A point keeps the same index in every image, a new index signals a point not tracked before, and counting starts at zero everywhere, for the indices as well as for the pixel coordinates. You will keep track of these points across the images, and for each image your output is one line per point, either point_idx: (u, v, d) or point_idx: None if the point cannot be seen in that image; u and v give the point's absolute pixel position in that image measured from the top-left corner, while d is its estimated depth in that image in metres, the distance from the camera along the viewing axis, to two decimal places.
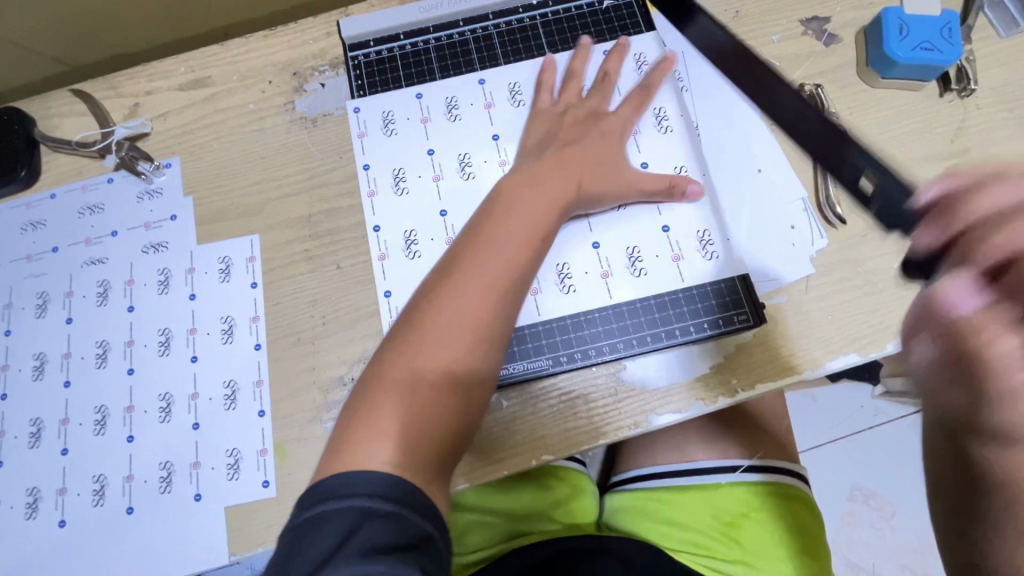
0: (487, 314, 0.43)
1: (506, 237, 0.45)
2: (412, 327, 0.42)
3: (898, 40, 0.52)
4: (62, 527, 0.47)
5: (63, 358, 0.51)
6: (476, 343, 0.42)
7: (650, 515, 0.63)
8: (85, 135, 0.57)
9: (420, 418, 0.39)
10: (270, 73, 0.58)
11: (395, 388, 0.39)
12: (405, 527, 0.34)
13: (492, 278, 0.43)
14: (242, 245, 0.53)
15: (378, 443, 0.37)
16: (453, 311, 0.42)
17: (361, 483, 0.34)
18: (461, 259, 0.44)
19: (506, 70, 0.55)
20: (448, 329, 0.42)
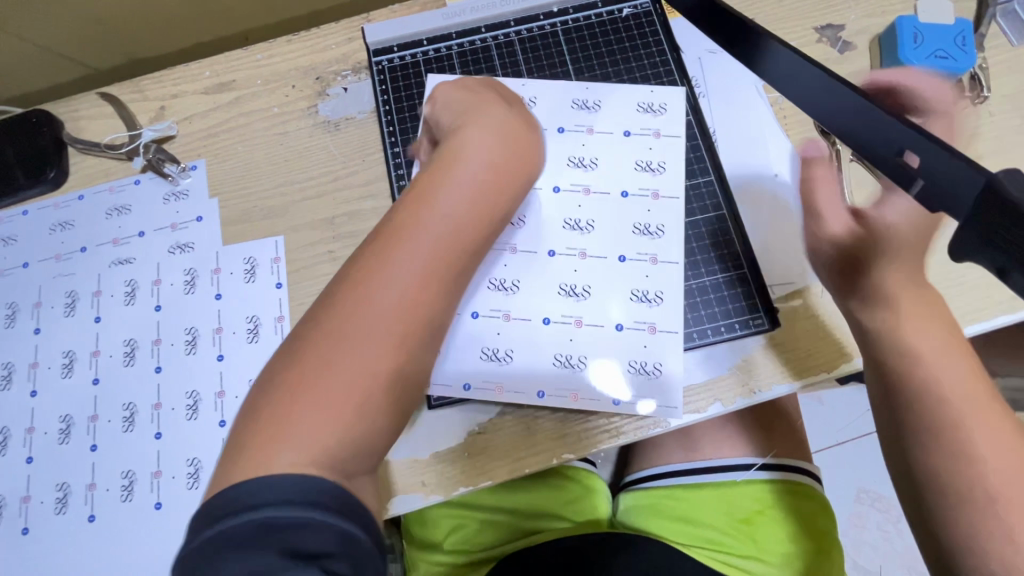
0: (416, 308, 0.37)
1: (442, 219, 0.39)
2: (330, 317, 0.36)
3: (912, 48, 0.52)
4: (91, 521, 0.48)
5: (91, 355, 0.52)
6: (410, 333, 0.37)
7: (662, 512, 0.64)
8: (113, 138, 0.58)
9: (341, 417, 0.34)
10: (294, 77, 0.59)
11: (312, 383, 0.34)
12: (323, 534, 0.29)
13: (431, 259, 0.38)
14: (268, 246, 0.54)
15: (282, 452, 0.32)
16: (385, 293, 0.37)
17: (266, 491, 0.29)
18: (395, 233, 0.39)
19: (430, 120, 0.55)
20: (378, 315, 0.36)
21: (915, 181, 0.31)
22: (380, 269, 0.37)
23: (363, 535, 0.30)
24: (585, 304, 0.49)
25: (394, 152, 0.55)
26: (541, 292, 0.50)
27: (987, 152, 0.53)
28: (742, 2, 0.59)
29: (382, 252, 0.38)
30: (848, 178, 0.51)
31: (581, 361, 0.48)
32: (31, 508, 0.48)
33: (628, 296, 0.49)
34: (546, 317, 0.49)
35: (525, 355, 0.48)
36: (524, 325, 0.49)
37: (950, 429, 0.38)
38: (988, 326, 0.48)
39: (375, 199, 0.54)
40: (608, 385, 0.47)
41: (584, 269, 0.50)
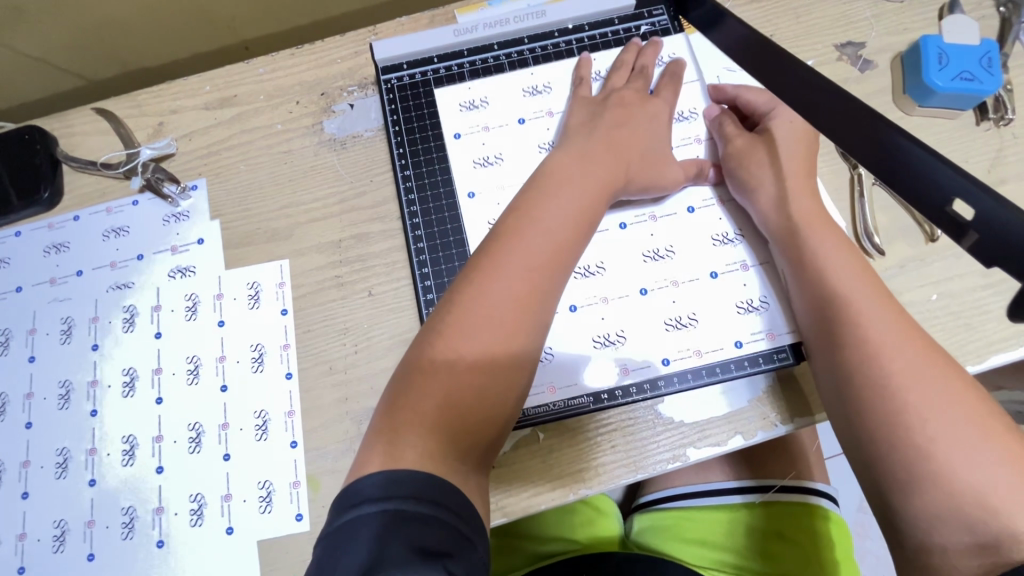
0: (526, 307, 0.42)
1: (551, 222, 0.44)
2: (453, 312, 0.42)
3: (937, 70, 0.51)
4: (90, 561, 0.46)
5: (90, 385, 0.50)
6: (520, 328, 0.42)
7: (680, 534, 0.63)
8: (110, 156, 0.56)
9: (460, 405, 0.40)
10: (298, 92, 0.57)
11: (434, 375, 0.40)
12: (436, 529, 0.34)
13: (536, 262, 0.43)
14: (272, 271, 0.52)
15: (414, 435, 0.38)
16: (497, 292, 0.42)
17: (394, 486, 0.35)
18: (500, 238, 0.44)
19: (461, 113, 0.54)
20: (492, 316, 0.41)
21: (967, 232, 0.30)
22: (496, 269, 0.42)
23: (468, 536, 0.35)
24: (670, 266, 0.49)
25: (404, 174, 0.53)
26: (625, 261, 0.50)
27: (1010, 175, 0.51)
28: (760, 18, 0.57)
29: (498, 250, 0.43)
30: (867, 206, 0.51)
31: (690, 317, 0.48)
32: (27, 546, 0.47)
33: (710, 250, 0.50)
34: (642, 286, 0.49)
35: (631, 330, 0.48)
36: (620, 292, 0.49)
37: (861, 325, 0.41)
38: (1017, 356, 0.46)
39: (383, 222, 0.52)
40: (719, 330, 0.48)
41: (659, 232, 0.50)
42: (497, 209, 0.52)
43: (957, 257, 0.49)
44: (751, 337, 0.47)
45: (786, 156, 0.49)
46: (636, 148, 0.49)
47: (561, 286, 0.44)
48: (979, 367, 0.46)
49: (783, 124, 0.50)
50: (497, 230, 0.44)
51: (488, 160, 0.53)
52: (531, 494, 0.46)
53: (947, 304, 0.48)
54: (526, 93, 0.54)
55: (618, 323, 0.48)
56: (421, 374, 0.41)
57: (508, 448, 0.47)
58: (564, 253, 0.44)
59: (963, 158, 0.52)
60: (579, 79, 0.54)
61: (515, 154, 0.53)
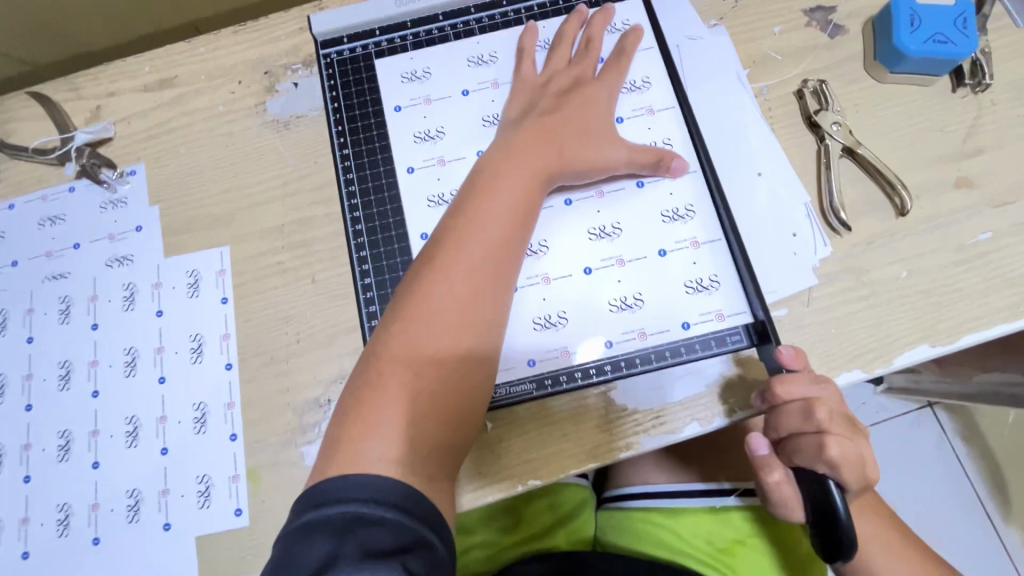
0: (479, 299, 0.41)
1: (499, 206, 0.43)
2: (401, 316, 0.40)
3: (909, 33, 0.48)
4: (25, 559, 0.45)
5: (24, 379, 0.48)
6: (472, 323, 0.40)
7: (642, 539, 0.58)
8: (45, 141, 0.54)
9: (411, 408, 0.38)
10: (241, 72, 0.54)
11: (386, 384, 0.38)
12: (400, 532, 0.32)
13: (483, 255, 0.41)
14: (212, 258, 0.50)
15: (374, 439, 0.37)
16: (445, 292, 0.40)
17: (357, 488, 0.34)
18: (446, 238, 0.42)
19: (404, 86, 0.52)
20: (441, 316, 0.40)
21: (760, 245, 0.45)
22: (446, 265, 0.41)
23: (436, 540, 0.34)
24: (617, 244, 0.47)
25: (343, 154, 0.51)
26: (571, 240, 0.47)
27: (988, 144, 0.48)
28: None
29: (447, 248, 0.41)
30: (834, 181, 0.47)
31: (635, 297, 0.46)
32: None
33: (661, 227, 0.47)
34: (585, 269, 0.46)
35: (575, 311, 0.46)
36: (565, 272, 0.46)
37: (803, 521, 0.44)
38: (990, 334, 0.44)
39: (325, 205, 0.50)
40: (667, 310, 0.45)
41: (606, 208, 0.48)
42: (437, 184, 0.49)
43: (926, 233, 0.46)
44: (701, 316, 0.45)
45: (791, 453, 0.41)
46: (570, 127, 0.47)
47: (511, 276, 0.42)
48: (948, 348, 0.44)
49: (830, 416, 0.39)
50: (444, 230, 0.43)
51: (428, 133, 0.51)
52: (478, 487, 0.44)
53: (917, 281, 0.46)
54: (470, 62, 0.52)
55: (552, 305, 0.46)
56: (374, 383, 0.38)
57: None
58: (514, 237, 0.43)
59: (938, 127, 0.49)
60: (521, 51, 0.51)
61: (457, 126, 0.50)
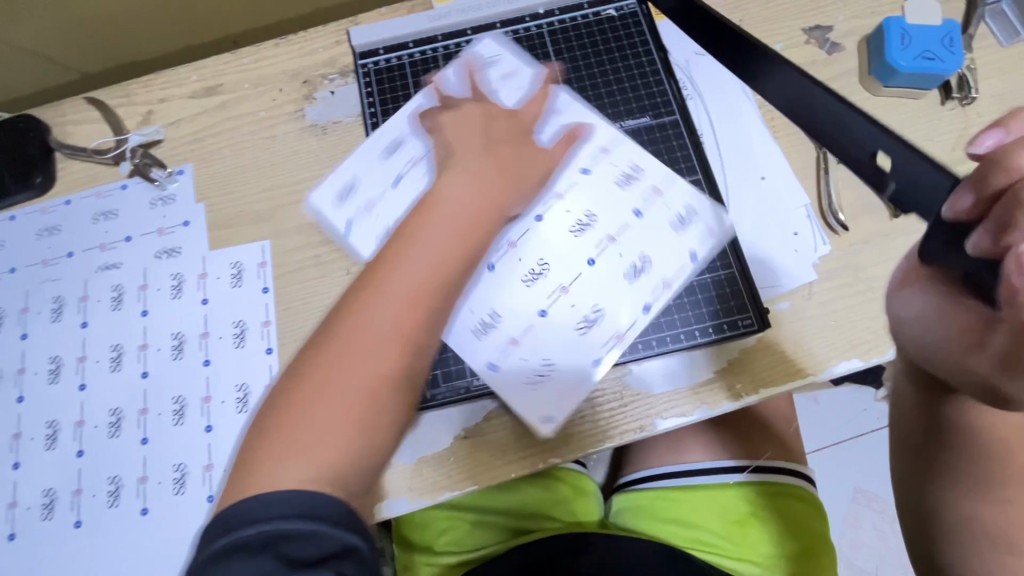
0: (412, 321, 0.41)
1: (438, 234, 0.44)
2: (330, 339, 0.41)
3: (899, 50, 0.52)
4: (78, 528, 0.48)
5: (78, 361, 0.52)
6: (403, 348, 0.41)
7: (656, 514, 0.61)
8: (101, 142, 0.58)
9: (328, 425, 0.38)
10: (282, 81, 0.59)
11: (307, 405, 0.39)
12: (319, 543, 0.34)
13: (416, 287, 0.42)
14: (254, 251, 0.54)
15: (286, 456, 0.38)
16: (375, 319, 0.41)
17: (281, 503, 0.35)
18: (383, 264, 0.43)
19: (342, 208, 0.54)
20: (369, 342, 0.40)
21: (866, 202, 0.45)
22: (377, 291, 0.41)
23: (359, 541, 0.35)
24: (597, 231, 0.50)
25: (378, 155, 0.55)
26: (568, 237, 0.50)
27: None
28: (730, 4, 0.58)
29: (381, 275, 0.42)
30: (832, 185, 0.51)
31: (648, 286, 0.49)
32: (18, 514, 0.48)
33: (651, 208, 0.51)
34: (571, 283, 0.49)
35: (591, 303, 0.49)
36: (575, 267, 0.50)
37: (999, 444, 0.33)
38: None
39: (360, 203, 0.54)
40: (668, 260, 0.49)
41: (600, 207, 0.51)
42: None
43: (918, 234, 0.50)
44: (712, 292, 0.49)
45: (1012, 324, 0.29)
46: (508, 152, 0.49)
47: (446, 304, 0.43)
48: None
49: None
50: (382, 256, 0.43)
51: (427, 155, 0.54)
52: (502, 462, 0.47)
53: None
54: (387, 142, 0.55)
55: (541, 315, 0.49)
56: (304, 400, 0.39)
57: (480, 419, 0.48)
58: (455, 264, 0.43)
59: (928, 137, 0.53)
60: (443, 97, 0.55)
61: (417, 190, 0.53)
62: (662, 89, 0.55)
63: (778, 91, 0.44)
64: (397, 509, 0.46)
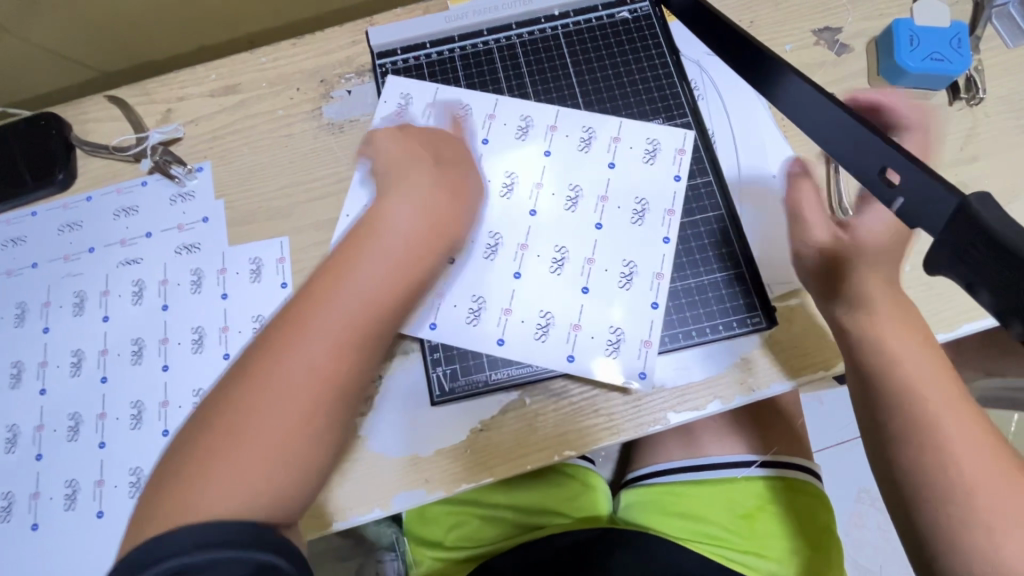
0: (338, 360, 0.40)
1: (370, 267, 0.43)
2: (247, 378, 0.39)
3: (908, 51, 0.53)
4: (100, 518, 0.49)
5: (100, 353, 0.53)
6: (326, 386, 0.40)
7: (665, 508, 0.62)
8: (121, 140, 0.59)
9: (243, 468, 0.37)
10: (299, 80, 0.60)
11: (225, 444, 0.37)
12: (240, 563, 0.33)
13: (343, 324, 0.41)
14: (273, 247, 0.55)
15: (202, 496, 0.36)
16: (300, 356, 0.39)
17: (181, 540, 0.33)
18: (309, 299, 0.41)
19: (360, 187, 0.55)
20: (291, 380, 0.39)
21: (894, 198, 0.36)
22: (304, 328, 0.40)
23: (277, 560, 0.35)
24: (589, 199, 0.52)
25: None
26: (577, 232, 0.52)
27: (983, 152, 0.53)
28: (741, 5, 0.59)
29: (308, 311, 0.41)
30: (843, 183, 0.52)
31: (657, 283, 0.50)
32: (41, 504, 0.49)
33: (659, 183, 0.53)
34: (584, 284, 0.50)
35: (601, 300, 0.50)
36: (584, 265, 0.51)
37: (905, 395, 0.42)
38: (986, 324, 0.48)
39: None
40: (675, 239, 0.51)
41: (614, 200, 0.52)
42: None
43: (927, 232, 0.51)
44: (726, 289, 0.50)
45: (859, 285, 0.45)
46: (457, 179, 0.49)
47: (375, 342, 0.42)
48: (949, 335, 0.48)
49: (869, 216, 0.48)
50: (309, 289, 0.42)
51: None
52: (518, 455, 0.48)
53: (921, 274, 0.50)
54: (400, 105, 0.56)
55: (555, 316, 0.50)
56: (230, 432, 0.38)
57: (496, 412, 0.49)
58: (386, 300, 0.43)
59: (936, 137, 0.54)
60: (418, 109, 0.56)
61: None
62: (674, 91, 0.56)
63: (793, 105, 0.44)
64: (415, 500, 0.47)
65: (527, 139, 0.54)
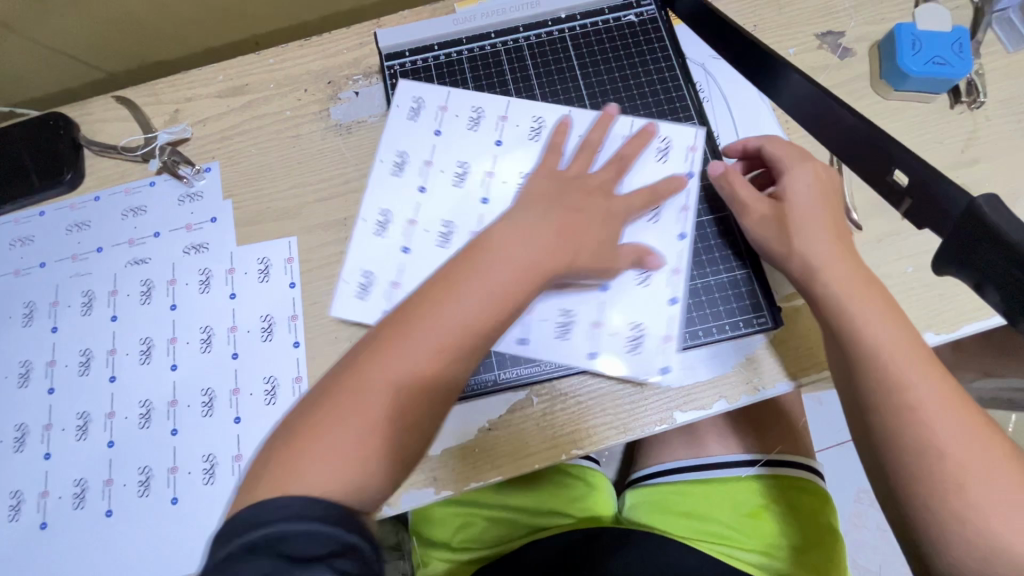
0: (450, 371, 0.39)
1: (488, 282, 0.41)
2: (357, 371, 0.38)
3: (911, 55, 0.54)
4: (109, 517, 0.49)
5: (108, 353, 0.53)
6: (435, 397, 0.39)
7: (670, 508, 0.63)
8: (130, 140, 0.59)
9: (355, 467, 0.36)
10: (307, 81, 0.60)
11: (331, 434, 0.36)
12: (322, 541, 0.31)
13: (454, 334, 0.40)
14: (281, 247, 0.55)
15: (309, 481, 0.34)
16: (411, 361, 0.38)
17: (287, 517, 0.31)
18: (425, 302, 0.41)
19: (379, 197, 0.54)
20: (403, 385, 0.38)
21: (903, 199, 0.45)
22: (417, 330, 0.39)
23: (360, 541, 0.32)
24: None
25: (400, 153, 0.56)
26: None
27: (984, 155, 0.54)
28: (744, 9, 0.60)
29: (420, 313, 0.40)
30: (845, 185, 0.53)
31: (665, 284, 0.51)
32: (49, 503, 0.49)
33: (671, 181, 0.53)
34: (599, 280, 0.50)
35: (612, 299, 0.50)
36: None
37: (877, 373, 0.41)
38: (989, 324, 0.49)
39: None
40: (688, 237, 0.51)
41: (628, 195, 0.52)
42: (427, 236, 0.53)
43: (928, 233, 0.51)
44: (730, 290, 0.51)
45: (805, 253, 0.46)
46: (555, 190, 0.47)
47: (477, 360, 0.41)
48: (951, 336, 0.49)
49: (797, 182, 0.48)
50: (425, 290, 0.41)
51: (461, 174, 0.54)
52: (526, 454, 0.48)
53: (922, 275, 0.50)
54: (410, 116, 0.56)
55: (578, 313, 0.49)
56: (333, 416, 0.37)
57: (503, 412, 0.49)
58: (495, 318, 0.41)
59: (937, 140, 0.55)
60: (439, 107, 0.56)
61: (443, 174, 0.55)
62: (680, 94, 0.56)
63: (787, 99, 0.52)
64: (425, 499, 0.47)
65: (539, 139, 0.55)
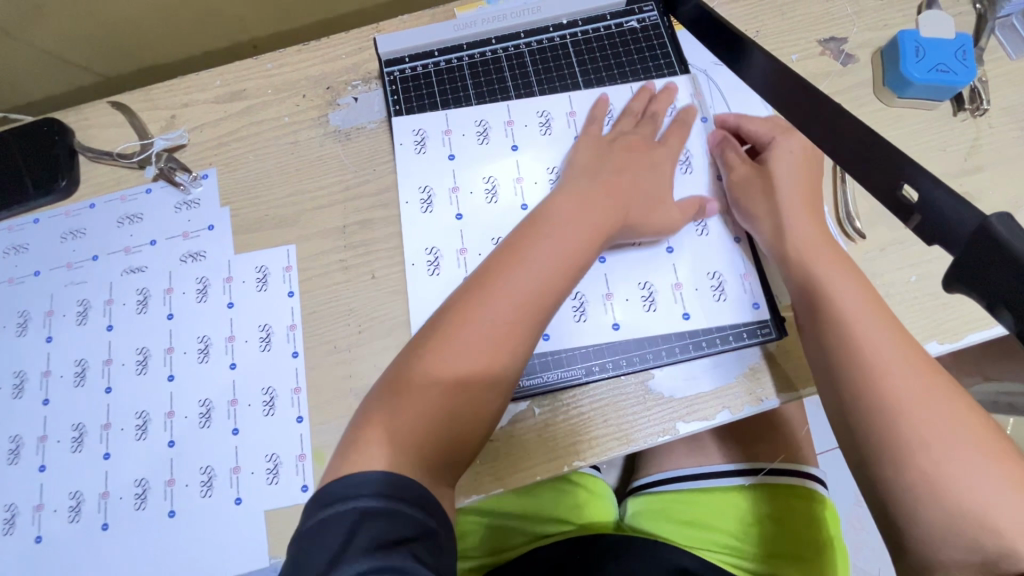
0: (520, 328, 0.42)
1: (547, 246, 0.44)
2: (438, 334, 0.42)
3: (914, 62, 0.53)
4: (105, 530, 0.48)
5: (104, 364, 0.52)
6: (507, 351, 0.42)
7: (673, 517, 0.63)
8: (125, 146, 0.58)
9: (430, 423, 0.39)
10: (305, 87, 0.59)
11: (414, 393, 0.40)
12: (401, 520, 0.33)
13: (523, 295, 0.43)
14: (279, 255, 0.54)
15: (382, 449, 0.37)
16: (485, 319, 0.42)
17: (362, 484, 0.34)
18: (496, 267, 0.44)
19: (425, 233, 0.54)
20: (478, 340, 0.41)
21: (912, 214, 0.36)
22: (490, 292, 0.43)
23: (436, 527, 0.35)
24: None
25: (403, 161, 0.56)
26: None
27: (987, 162, 0.54)
28: (747, 15, 0.59)
29: (492, 278, 0.43)
30: (849, 193, 0.53)
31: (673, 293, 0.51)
32: (44, 516, 0.49)
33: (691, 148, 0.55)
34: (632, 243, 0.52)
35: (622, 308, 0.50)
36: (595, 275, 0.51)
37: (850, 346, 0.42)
38: (992, 334, 0.49)
39: (385, 208, 0.55)
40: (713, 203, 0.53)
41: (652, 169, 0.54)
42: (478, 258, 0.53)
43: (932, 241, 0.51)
44: (737, 297, 0.50)
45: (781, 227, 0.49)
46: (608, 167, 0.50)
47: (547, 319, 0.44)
48: (955, 345, 0.49)
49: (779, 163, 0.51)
50: (498, 256, 0.45)
51: (491, 190, 0.54)
52: (530, 466, 0.48)
53: (926, 285, 0.50)
54: (417, 146, 0.56)
55: (656, 283, 0.51)
56: (416, 379, 0.40)
57: (505, 423, 0.49)
58: (559, 278, 0.44)
59: (940, 147, 0.54)
60: (447, 130, 0.56)
61: (473, 194, 0.54)
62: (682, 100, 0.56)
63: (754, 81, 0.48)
64: None
65: (552, 133, 0.55)
